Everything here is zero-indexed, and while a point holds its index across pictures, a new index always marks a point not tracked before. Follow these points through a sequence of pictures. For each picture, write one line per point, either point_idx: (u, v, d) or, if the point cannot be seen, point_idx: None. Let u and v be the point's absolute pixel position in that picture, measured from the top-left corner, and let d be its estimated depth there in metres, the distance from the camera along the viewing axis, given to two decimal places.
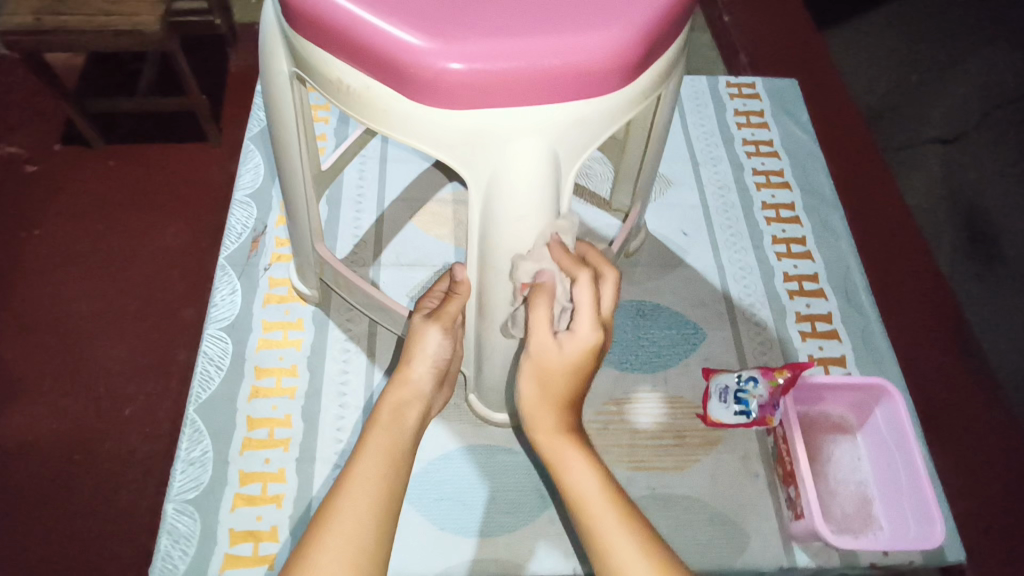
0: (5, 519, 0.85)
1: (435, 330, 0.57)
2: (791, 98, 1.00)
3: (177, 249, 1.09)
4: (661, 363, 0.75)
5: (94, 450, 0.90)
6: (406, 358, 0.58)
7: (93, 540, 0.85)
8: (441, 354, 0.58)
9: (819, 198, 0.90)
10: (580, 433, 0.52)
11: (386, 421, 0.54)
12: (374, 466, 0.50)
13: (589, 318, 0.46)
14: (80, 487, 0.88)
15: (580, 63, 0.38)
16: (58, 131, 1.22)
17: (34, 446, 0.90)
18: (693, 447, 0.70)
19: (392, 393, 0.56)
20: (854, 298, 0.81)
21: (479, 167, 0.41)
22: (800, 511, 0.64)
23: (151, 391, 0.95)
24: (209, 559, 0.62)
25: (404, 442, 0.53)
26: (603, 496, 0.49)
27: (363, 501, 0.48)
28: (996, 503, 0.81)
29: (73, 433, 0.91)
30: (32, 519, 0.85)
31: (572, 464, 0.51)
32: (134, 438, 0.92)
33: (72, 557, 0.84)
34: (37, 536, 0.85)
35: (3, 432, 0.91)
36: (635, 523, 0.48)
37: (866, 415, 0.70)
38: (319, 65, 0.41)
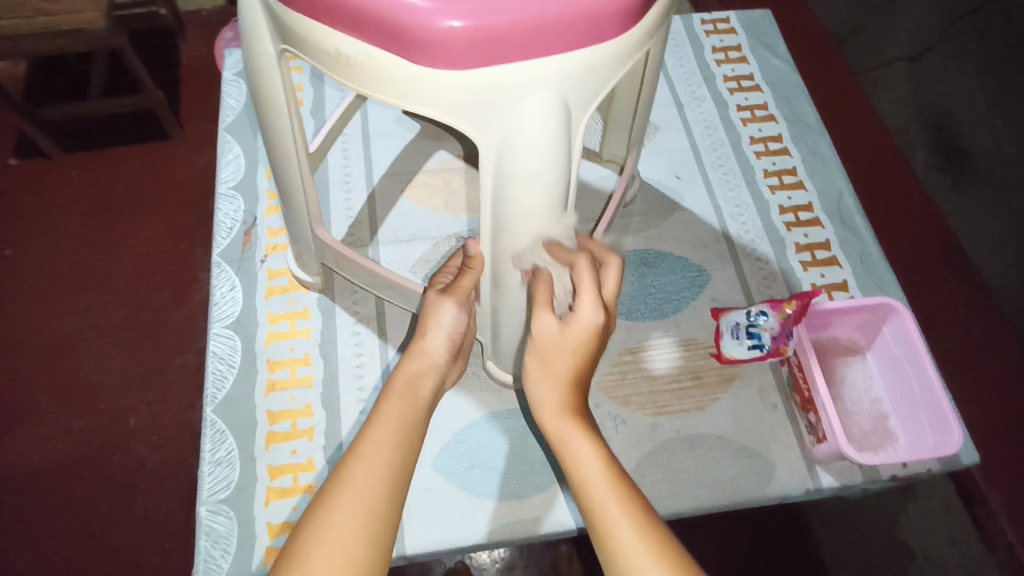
0: (25, 544, 0.85)
1: (451, 304, 0.57)
2: (766, 29, 0.99)
3: (161, 253, 1.06)
4: (670, 308, 0.76)
5: (103, 465, 0.89)
6: (422, 332, 0.57)
7: (122, 550, 0.85)
8: (455, 327, 0.58)
9: (805, 127, 0.90)
10: (587, 418, 0.48)
11: (400, 390, 0.53)
12: (389, 431, 0.49)
13: (589, 299, 0.48)
14: (98, 502, 0.87)
15: (588, 7, 0.37)
16: (15, 143, 1.17)
17: (43, 468, 0.89)
18: (711, 386, 0.72)
19: (407, 364, 0.56)
20: (849, 223, 0.82)
21: (491, 127, 0.40)
22: (822, 435, 0.66)
23: (152, 400, 0.94)
24: (250, 555, 0.62)
25: (417, 411, 0.52)
26: (608, 481, 0.44)
27: (379, 463, 0.46)
28: (997, 403, 0.84)
29: (80, 450, 0.90)
30: (53, 540, 0.85)
31: (577, 446, 0.46)
32: (143, 448, 0.91)
33: (105, 570, 0.84)
34: (65, 553, 0.84)
35: (8, 458, 0.89)
36: (640, 511, 0.43)
37: (874, 335, 0.72)
38: (314, 37, 0.39)
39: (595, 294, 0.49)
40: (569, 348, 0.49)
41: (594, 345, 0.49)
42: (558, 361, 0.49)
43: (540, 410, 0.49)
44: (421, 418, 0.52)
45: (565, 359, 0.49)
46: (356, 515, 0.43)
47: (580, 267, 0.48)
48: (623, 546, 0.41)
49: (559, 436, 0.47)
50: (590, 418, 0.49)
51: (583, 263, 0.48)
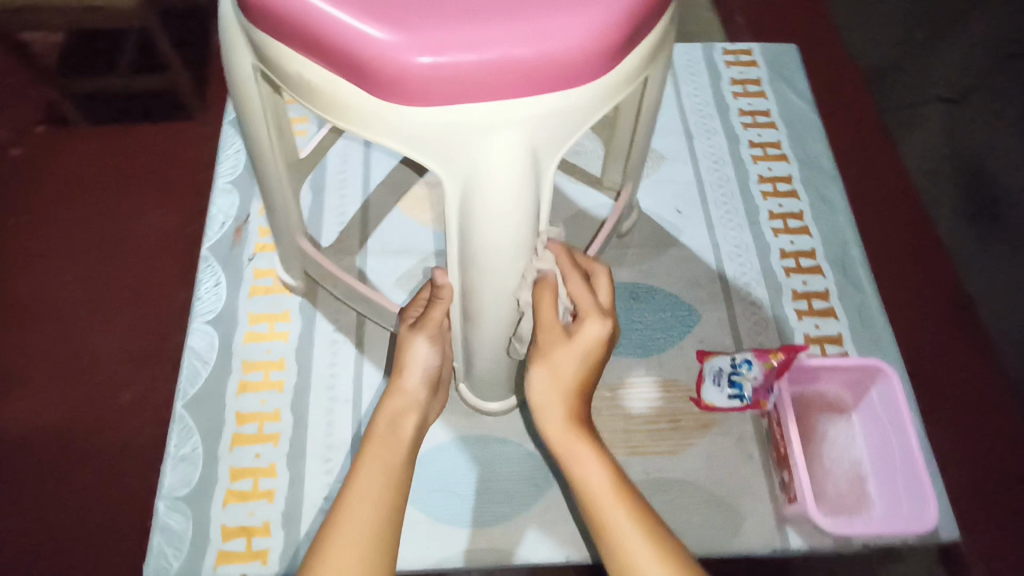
0: (15, 506, 0.86)
1: (423, 339, 0.56)
2: (789, 64, 0.96)
3: (169, 233, 1.07)
4: (655, 346, 0.74)
5: (98, 436, 0.90)
6: (397, 369, 0.58)
7: (103, 523, 0.86)
8: (432, 364, 0.58)
9: (817, 170, 0.87)
10: (589, 427, 0.53)
11: (382, 433, 0.54)
12: (372, 485, 0.50)
13: (594, 311, 0.52)
14: (88, 472, 0.88)
15: (557, 53, 0.36)
16: (37, 113, 1.19)
17: (39, 433, 0.90)
18: (688, 431, 0.70)
19: (387, 405, 0.56)
20: (851, 273, 0.80)
21: (455, 163, 0.39)
22: (793, 494, 0.64)
23: (151, 376, 0.95)
24: (201, 556, 0.62)
25: (398, 455, 0.53)
26: (612, 489, 0.50)
27: (367, 515, 0.48)
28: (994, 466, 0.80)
29: (76, 419, 0.91)
30: (43, 504, 0.86)
31: (582, 459, 0.51)
32: (136, 422, 0.91)
33: (84, 543, 0.85)
34: (49, 519, 0.85)
35: (6, 421, 0.91)
36: (640, 513, 0.48)
37: (862, 393, 0.69)
38: (280, 60, 0.39)
39: (597, 306, 0.53)
40: (576, 357, 0.53)
41: (597, 355, 0.53)
42: (564, 368, 0.53)
43: (544, 417, 0.54)
44: (404, 463, 0.52)
45: (573, 365, 0.53)
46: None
47: (574, 280, 0.53)
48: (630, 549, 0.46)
49: (564, 447, 0.52)
50: (589, 426, 0.54)
51: (578, 280, 0.52)
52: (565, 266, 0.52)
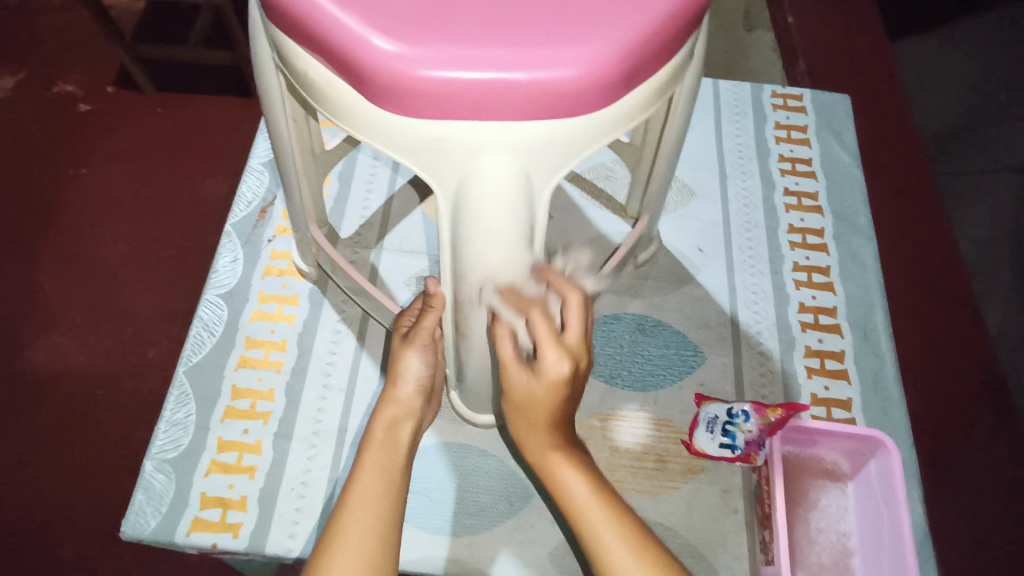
0: (32, 439, 0.90)
1: (415, 350, 0.60)
2: (840, 115, 0.94)
3: (208, 203, 1.11)
4: (653, 382, 0.73)
5: (116, 387, 0.94)
6: (392, 379, 0.61)
7: (106, 470, 0.89)
8: (424, 372, 0.62)
9: (851, 227, 0.84)
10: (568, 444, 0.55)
11: (381, 439, 0.58)
12: (374, 484, 0.54)
13: (553, 350, 0.49)
14: (102, 419, 0.92)
15: (558, 80, 0.36)
16: (110, 74, 1.25)
17: (62, 375, 0.95)
18: (673, 474, 0.68)
19: (383, 412, 0.60)
20: (872, 339, 0.77)
21: (449, 178, 0.40)
22: (771, 557, 0.61)
23: (174, 337, 0.99)
24: (177, 520, 0.63)
25: (397, 459, 0.57)
26: (592, 500, 0.52)
27: (367, 519, 0.52)
28: (982, 559, 0.79)
29: (98, 366, 0.96)
30: (56, 444, 0.90)
31: (563, 473, 0.54)
32: (154, 380, 0.96)
33: (87, 485, 0.88)
34: (58, 458, 0.89)
35: (36, 358, 0.96)
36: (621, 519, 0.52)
37: (860, 464, 0.66)
38: (291, 58, 0.39)
39: (554, 342, 0.50)
40: (543, 399, 0.52)
41: (561, 391, 0.51)
42: (535, 412, 0.53)
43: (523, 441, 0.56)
44: (404, 467, 0.57)
45: (538, 406, 0.52)
46: (357, 569, 0.49)
47: (536, 319, 0.49)
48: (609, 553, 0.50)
49: (544, 466, 0.54)
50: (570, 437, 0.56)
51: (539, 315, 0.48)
52: (520, 308, 0.48)
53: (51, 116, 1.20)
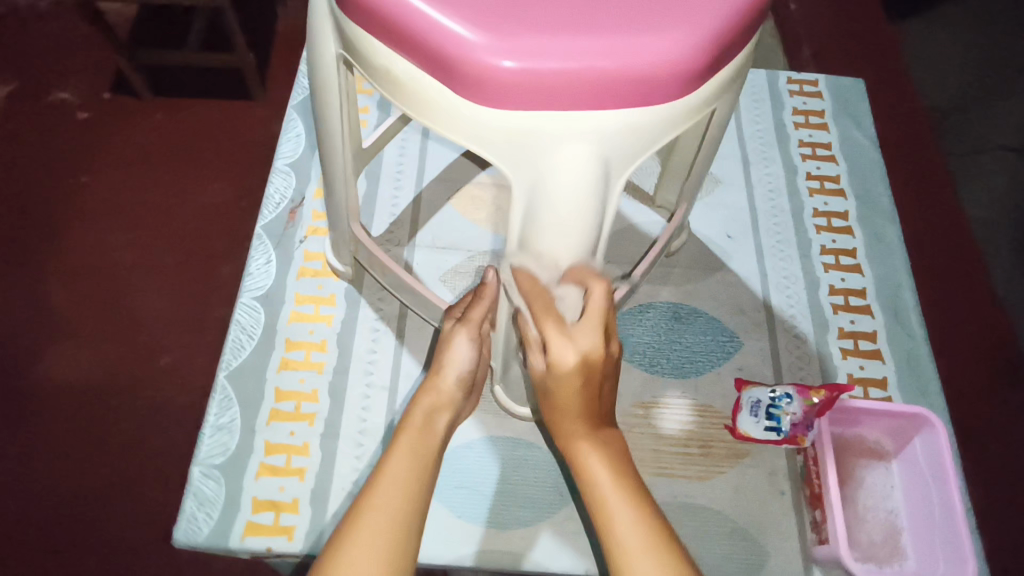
0: (48, 452, 0.89)
1: (463, 337, 0.60)
2: (855, 99, 0.95)
3: (217, 206, 1.09)
4: (692, 369, 0.73)
5: (130, 395, 0.93)
6: (436, 368, 0.61)
7: (124, 480, 0.88)
8: (467, 365, 0.61)
9: (875, 209, 0.85)
10: (601, 431, 0.51)
11: (418, 426, 0.57)
12: (405, 462, 0.53)
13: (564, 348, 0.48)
14: (117, 428, 0.91)
15: (643, 68, 0.36)
16: (109, 80, 1.23)
17: (75, 386, 0.93)
18: (719, 458, 0.69)
19: (423, 400, 0.59)
20: (903, 319, 0.78)
21: (526, 170, 0.39)
22: (825, 536, 0.63)
23: (186, 343, 0.97)
24: (230, 525, 0.63)
25: (431, 444, 0.56)
26: (615, 485, 0.48)
27: (396, 497, 0.50)
28: (1015, 529, 0.80)
29: (112, 376, 0.94)
30: (72, 455, 0.89)
31: (588, 457, 0.49)
32: (167, 388, 0.94)
33: (106, 496, 0.87)
34: (75, 470, 0.88)
35: (46, 370, 0.94)
36: (643, 507, 0.47)
37: (904, 442, 0.68)
38: (367, 51, 0.39)
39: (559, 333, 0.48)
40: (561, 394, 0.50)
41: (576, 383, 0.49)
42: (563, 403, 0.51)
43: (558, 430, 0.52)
44: (436, 452, 0.55)
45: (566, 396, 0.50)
46: (381, 544, 0.47)
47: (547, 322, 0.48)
48: (622, 536, 0.45)
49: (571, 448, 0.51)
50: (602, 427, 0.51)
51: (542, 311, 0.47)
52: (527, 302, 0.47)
53: (50, 124, 1.17)
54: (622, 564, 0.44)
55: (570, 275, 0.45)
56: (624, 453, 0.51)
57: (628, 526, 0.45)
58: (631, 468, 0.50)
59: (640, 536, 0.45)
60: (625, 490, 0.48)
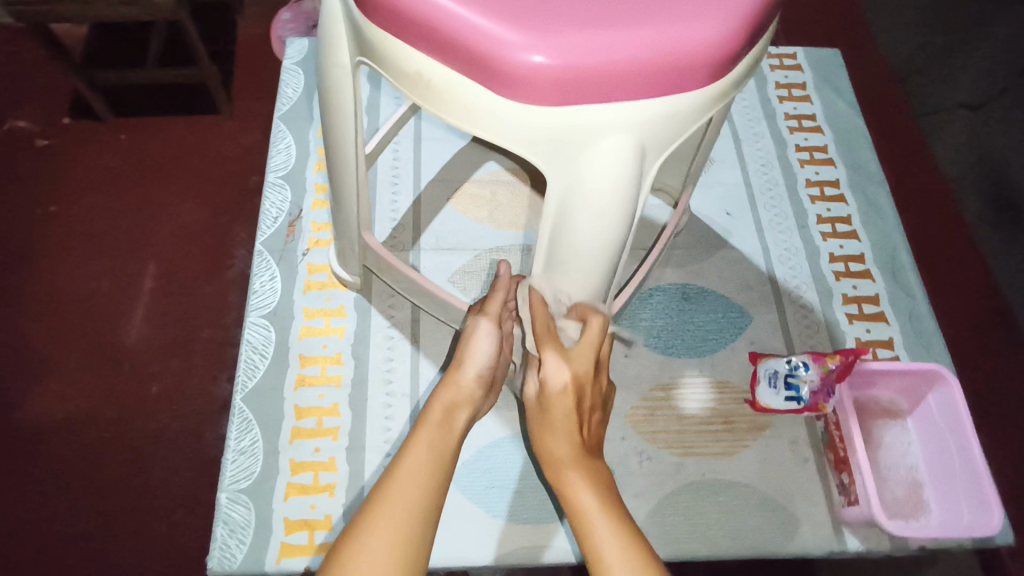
0: (44, 494, 0.86)
1: (486, 324, 0.60)
2: (834, 69, 0.96)
3: (196, 225, 1.06)
4: (707, 347, 0.74)
5: (124, 427, 0.90)
6: (457, 363, 0.60)
7: (127, 514, 0.86)
8: (489, 360, 0.59)
9: (864, 175, 0.87)
10: (586, 456, 0.50)
11: (437, 420, 0.55)
12: (422, 458, 0.51)
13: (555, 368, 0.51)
14: (113, 462, 0.88)
15: (681, 56, 0.36)
16: (67, 104, 1.18)
17: (65, 424, 0.90)
18: (742, 432, 0.70)
19: (443, 394, 0.58)
20: (902, 280, 0.80)
21: (564, 164, 0.40)
22: (853, 497, 0.64)
23: (177, 368, 0.95)
24: (265, 549, 0.62)
25: (450, 441, 0.54)
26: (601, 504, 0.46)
27: (413, 487, 0.49)
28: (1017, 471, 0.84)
29: (102, 409, 0.91)
30: (69, 495, 0.86)
31: (573, 479, 0.48)
32: (162, 416, 0.91)
33: (110, 533, 0.84)
34: (74, 509, 0.85)
35: (33, 410, 0.91)
36: (626, 525, 0.45)
37: (917, 399, 0.69)
38: (395, 57, 0.39)
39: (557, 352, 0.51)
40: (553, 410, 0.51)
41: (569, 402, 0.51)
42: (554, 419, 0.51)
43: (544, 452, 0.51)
44: (455, 448, 0.54)
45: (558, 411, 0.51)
46: (396, 532, 0.45)
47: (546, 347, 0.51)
48: (602, 551, 0.43)
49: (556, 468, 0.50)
50: (589, 456, 0.50)
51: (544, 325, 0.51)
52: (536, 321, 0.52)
53: (10, 154, 1.12)
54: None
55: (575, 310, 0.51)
56: (612, 484, 0.49)
57: (611, 539, 0.44)
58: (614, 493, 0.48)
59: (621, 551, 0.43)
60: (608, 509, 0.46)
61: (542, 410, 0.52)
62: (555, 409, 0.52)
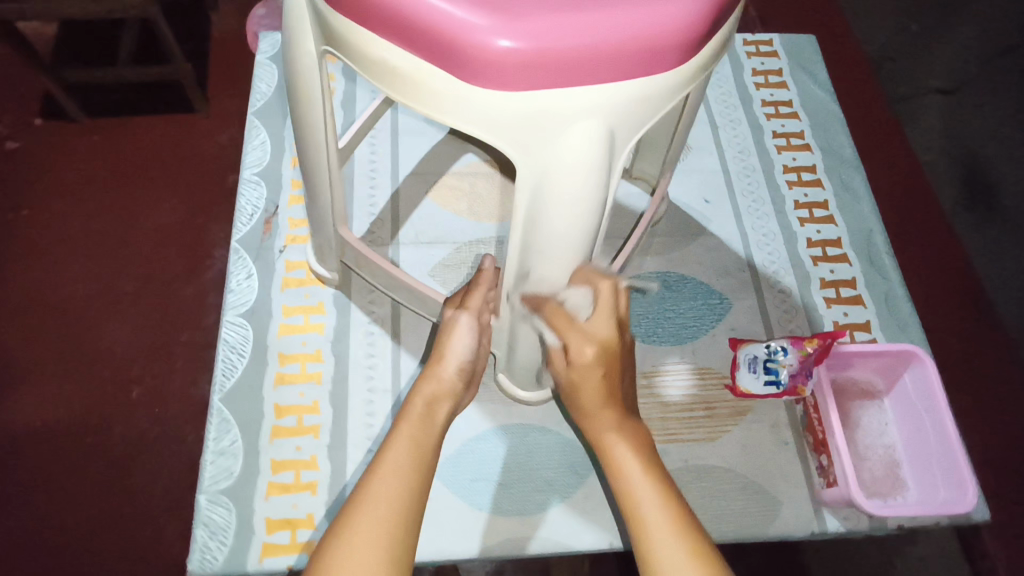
0: (25, 502, 0.85)
1: (466, 320, 0.59)
2: (809, 55, 0.97)
3: (174, 225, 1.05)
4: (688, 334, 0.75)
5: (107, 432, 0.89)
6: (436, 357, 0.59)
7: (113, 519, 0.85)
8: (468, 353, 0.59)
9: (839, 159, 0.88)
10: (626, 422, 0.52)
11: (417, 414, 0.55)
12: (406, 454, 0.51)
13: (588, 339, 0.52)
14: (96, 466, 0.87)
15: (646, 38, 0.36)
16: (38, 105, 1.16)
17: (46, 429, 0.89)
18: (723, 418, 0.71)
19: (423, 388, 0.57)
20: (878, 263, 0.81)
21: (533, 149, 0.39)
22: (832, 478, 0.65)
23: (159, 371, 0.93)
24: (245, 550, 0.61)
25: (431, 435, 0.54)
26: (644, 471, 0.49)
27: (395, 485, 0.48)
28: (996, 449, 0.85)
29: (83, 414, 0.90)
30: (52, 501, 0.85)
31: (614, 444, 0.51)
32: (146, 419, 0.90)
33: (93, 539, 0.83)
34: (56, 517, 0.84)
35: (11, 417, 0.89)
36: (667, 488, 0.48)
37: (894, 380, 0.70)
38: (360, 45, 0.39)
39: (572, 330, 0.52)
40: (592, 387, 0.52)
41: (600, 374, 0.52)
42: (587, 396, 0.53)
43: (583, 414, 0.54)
44: (436, 442, 0.54)
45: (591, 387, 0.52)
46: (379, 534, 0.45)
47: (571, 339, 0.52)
48: (644, 513, 0.46)
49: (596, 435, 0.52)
50: (629, 420, 0.53)
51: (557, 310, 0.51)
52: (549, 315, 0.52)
53: None
54: (645, 538, 0.45)
55: (577, 277, 0.49)
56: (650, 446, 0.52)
57: (653, 506, 0.46)
58: (652, 454, 0.51)
59: (662, 514, 0.46)
60: (649, 471, 0.49)
61: (573, 386, 0.53)
62: (587, 383, 0.53)
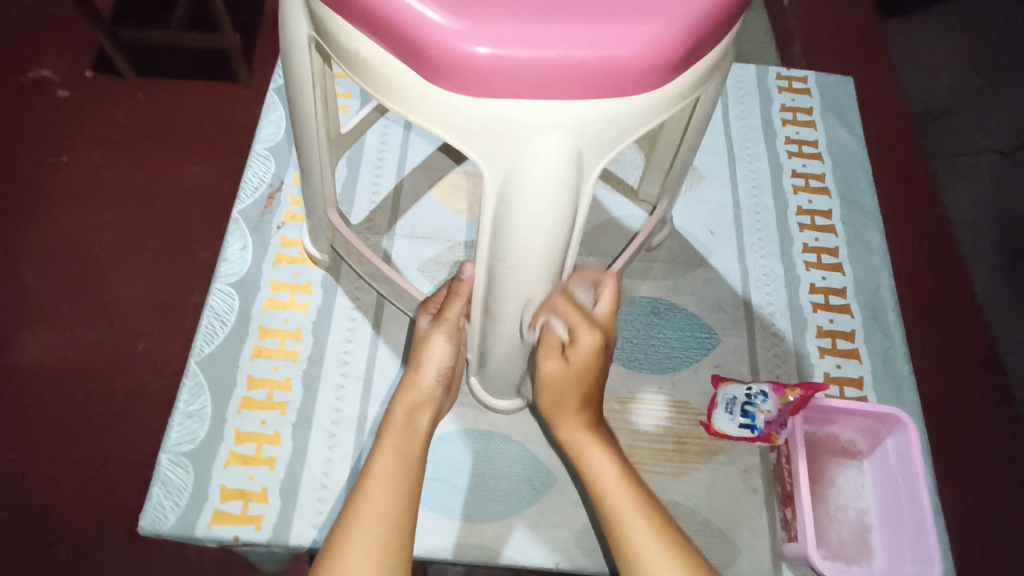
0: (21, 435, 0.88)
1: (441, 336, 0.58)
2: (844, 98, 0.94)
3: (199, 189, 1.07)
4: (670, 364, 0.73)
5: (105, 379, 0.92)
6: (414, 364, 0.59)
7: (100, 464, 0.86)
8: (446, 360, 0.59)
9: (858, 208, 0.85)
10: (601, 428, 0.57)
11: (399, 425, 0.56)
12: (392, 469, 0.52)
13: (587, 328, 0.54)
14: (91, 411, 0.89)
15: (617, 59, 0.35)
16: (89, 57, 1.20)
17: (49, 370, 0.92)
18: (693, 454, 0.69)
19: (403, 397, 0.58)
20: (881, 319, 0.78)
21: (499, 157, 0.39)
22: (794, 534, 0.62)
23: (164, 328, 0.96)
24: (197, 513, 0.62)
25: (415, 444, 0.55)
26: (621, 484, 0.54)
27: (385, 502, 0.50)
28: (984, 525, 0.83)
29: (86, 360, 0.93)
30: (46, 438, 0.88)
31: (591, 453, 0.56)
32: (146, 372, 0.93)
33: (80, 481, 0.85)
34: (47, 454, 0.87)
35: (20, 353, 0.92)
36: (644, 497, 0.53)
37: (877, 442, 0.68)
38: (339, 35, 0.39)
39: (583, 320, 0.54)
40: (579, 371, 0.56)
41: (594, 364, 0.56)
42: (571, 392, 0.57)
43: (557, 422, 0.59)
44: (421, 452, 0.55)
45: (576, 387, 0.56)
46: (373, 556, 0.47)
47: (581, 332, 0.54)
48: (626, 525, 0.52)
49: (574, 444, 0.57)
50: (601, 428, 0.58)
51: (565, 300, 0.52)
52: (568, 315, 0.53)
53: (28, 101, 1.14)
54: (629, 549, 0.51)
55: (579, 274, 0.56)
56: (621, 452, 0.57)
57: (633, 515, 0.52)
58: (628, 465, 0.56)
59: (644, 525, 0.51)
60: (631, 489, 0.54)
61: (563, 383, 0.57)
62: (574, 381, 0.56)
